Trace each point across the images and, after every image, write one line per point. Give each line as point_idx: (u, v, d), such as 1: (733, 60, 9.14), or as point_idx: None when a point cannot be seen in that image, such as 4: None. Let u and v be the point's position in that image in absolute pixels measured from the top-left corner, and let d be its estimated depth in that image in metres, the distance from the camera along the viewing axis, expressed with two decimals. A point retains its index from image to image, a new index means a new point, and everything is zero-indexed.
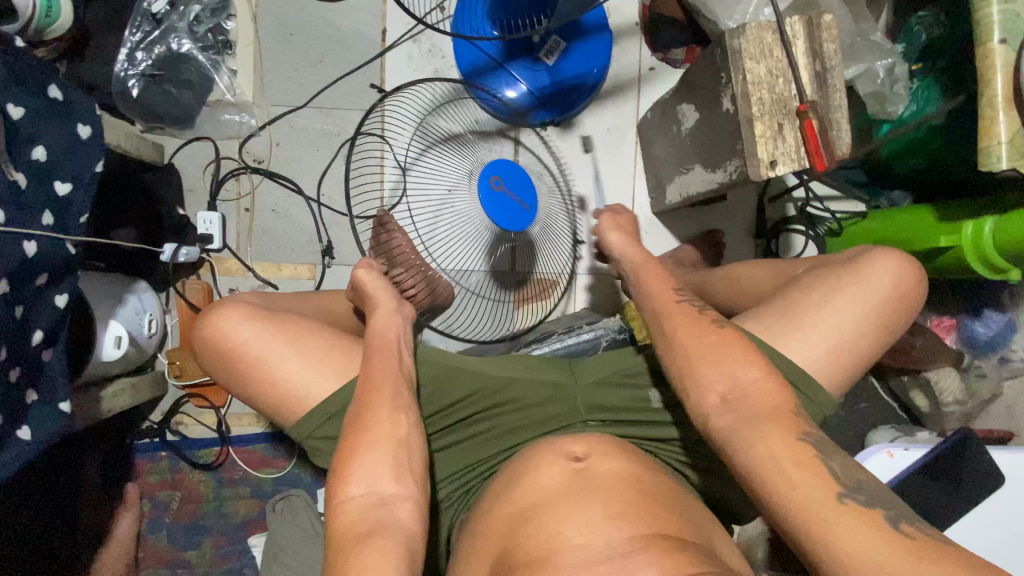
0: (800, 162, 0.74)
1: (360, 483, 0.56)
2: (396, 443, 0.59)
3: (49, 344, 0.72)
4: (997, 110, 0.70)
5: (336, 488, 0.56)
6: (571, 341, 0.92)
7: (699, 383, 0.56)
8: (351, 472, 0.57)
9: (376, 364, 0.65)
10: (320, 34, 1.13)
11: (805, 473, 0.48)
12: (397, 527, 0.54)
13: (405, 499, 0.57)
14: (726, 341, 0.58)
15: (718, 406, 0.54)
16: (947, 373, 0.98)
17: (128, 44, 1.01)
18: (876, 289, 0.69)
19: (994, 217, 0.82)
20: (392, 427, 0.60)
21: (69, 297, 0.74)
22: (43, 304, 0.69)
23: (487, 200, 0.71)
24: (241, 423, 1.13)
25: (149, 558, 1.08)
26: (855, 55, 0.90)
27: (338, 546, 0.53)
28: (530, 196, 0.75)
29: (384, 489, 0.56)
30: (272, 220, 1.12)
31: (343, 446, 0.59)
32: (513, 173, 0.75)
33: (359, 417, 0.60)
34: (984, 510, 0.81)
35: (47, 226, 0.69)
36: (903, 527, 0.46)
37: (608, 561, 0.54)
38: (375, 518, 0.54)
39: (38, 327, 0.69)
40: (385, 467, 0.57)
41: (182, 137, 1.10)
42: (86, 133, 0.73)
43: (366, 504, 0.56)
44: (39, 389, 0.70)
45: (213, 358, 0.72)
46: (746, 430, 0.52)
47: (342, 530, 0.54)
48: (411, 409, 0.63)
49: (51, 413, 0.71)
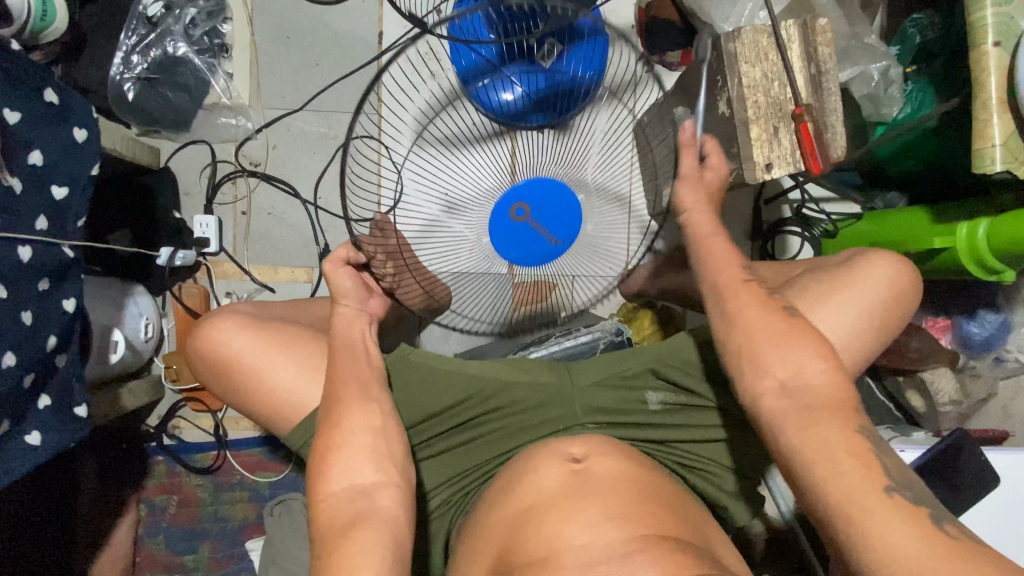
0: (795, 165, 0.75)
1: (340, 477, 0.58)
2: (372, 434, 0.61)
3: (62, 348, 0.72)
4: (991, 113, 0.71)
5: (316, 485, 0.58)
6: (568, 343, 0.92)
7: (759, 369, 0.57)
8: (330, 467, 0.59)
9: (343, 359, 0.67)
10: (317, 37, 1.13)
11: (857, 463, 0.50)
12: (380, 515, 0.56)
13: (388, 487, 0.59)
14: (791, 329, 0.58)
15: (775, 391, 0.56)
16: (940, 373, 0.99)
17: (123, 48, 1.01)
18: (871, 291, 0.69)
19: (987, 219, 0.83)
20: (366, 419, 0.62)
21: (77, 301, 0.74)
22: (53, 309, 0.70)
23: (503, 230, 0.83)
24: (238, 426, 1.12)
25: (146, 562, 1.08)
26: (849, 57, 0.89)
27: (323, 537, 0.55)
28: (562, 229, 0.83)
29: (363, 479, 0.58)
30: (269, 224, 1.12)
31: (319, 442, 0.61)
32: (545, 205, 0.82)
33: (332, 412, 0.62)
34: (982, 510, 0.82)
35: (39, 231, 0.68)
36: (948, 528, 0.48)
37: (610, 561, 0.54)
38: (357, 509, 0.56)
39: (51, 332, 0.70)
40: (362, 457, 0.59)
41: (178, 141, 1.10)
42: (83, 136, 0.73)
43: (347, 497, 0.57)
44: (50, 392, 0.71)
45: (208, 365, 0.72)
46: (802, 419, 0.53)
47: (326, 524, 0.56)
48: (381, 400, 0.65)
49: (65, 417, 0.72)
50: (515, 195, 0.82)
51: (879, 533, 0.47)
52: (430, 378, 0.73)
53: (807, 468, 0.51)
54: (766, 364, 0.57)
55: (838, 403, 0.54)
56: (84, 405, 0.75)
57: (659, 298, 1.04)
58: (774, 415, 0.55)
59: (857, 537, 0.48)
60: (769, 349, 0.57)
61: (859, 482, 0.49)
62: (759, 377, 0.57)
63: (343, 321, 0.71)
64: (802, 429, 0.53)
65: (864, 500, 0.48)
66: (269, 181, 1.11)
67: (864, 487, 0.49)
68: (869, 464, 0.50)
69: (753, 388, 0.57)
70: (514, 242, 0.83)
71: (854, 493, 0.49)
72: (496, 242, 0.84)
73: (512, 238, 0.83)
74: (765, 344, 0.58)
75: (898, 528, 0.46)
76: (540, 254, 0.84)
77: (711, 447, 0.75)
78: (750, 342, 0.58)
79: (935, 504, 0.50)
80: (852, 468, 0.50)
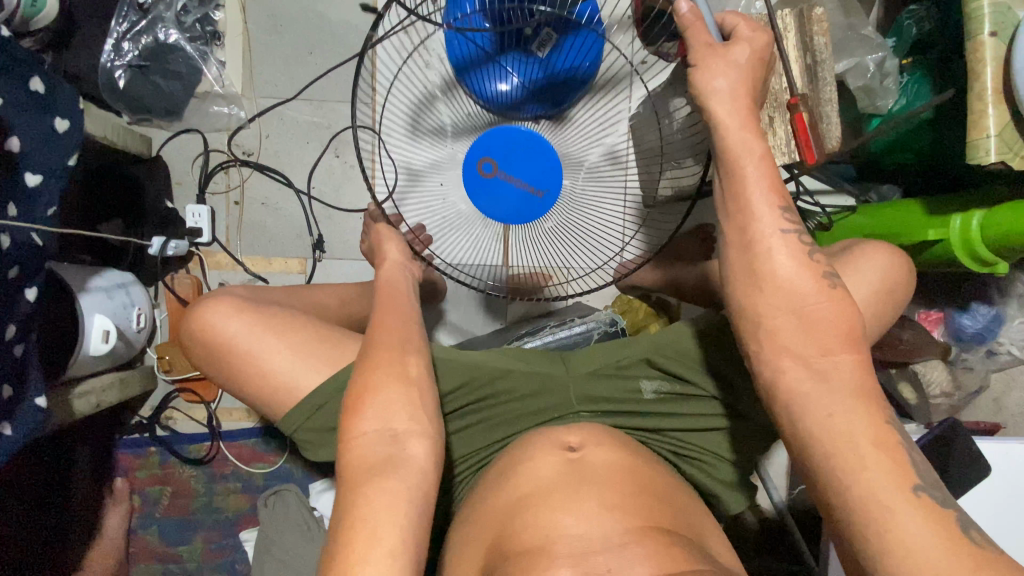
0: (790, 156, 0.76)
1: (374, 419, 0.56)
2: (407, 383, 0.59)
3: (22, 336, 0.70)
4: (986, 103, 0.71)
5: (347, 423, 0.56)
6: (563, 334, 0.92)
7: (772, 361, 0.57)
8: (365, 407, 0.57)
9: (386, 315, 0.66)
10: (311, 25, 1.11)
11: (870, 449, 0.51)
12: (410, 465, 0.55)
13: (419, 435, 0.57)
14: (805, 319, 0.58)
15: (788, 371, 0.56)
16: (932, 365, 1.00)
17: (114, 35, 1.00)
18: (865, 283, 0.69)
19: (981, 211, 0.83)
20: (402, 369, 0.60)
21: (40, 291, 0.72)
22: (13, 300, 0.68)
23: (475, 184, 0.81)
24: (232, 417, 1.11)
25: (140, 553, 1.08)
26: (845, 48, 0.91)
27: (352, 478, 0.54)
28: (538, 177, 0.81)
29: (397, 425, 0.56)
30: (262, 213, 1.11)
31: (356, 382, 0.59)
32: (514, 156, 0.80)
33: (369, 357, 0.60)
34: (972, 501, 0.82)
35: (12, 217, 0.67)
36: (974, 534, 0.48)
37: (603, 552, 0.55)
38: (387, 453, 0.55)
39: (11, 322, 0.68)
40: (397, 404, 0.57)
41: (171, 129, 1.10)
42: (64, 127, 0.71)
43: (378, 439, 0.55)
44: (14, 383, 0.70)
45: (202, 351, 0.72)
46: (808, 402, 0.54)
47: (355, 464, 0.54)
48: (419, 352, 0.63)
49: (30, 408, 0.71)
50: (481, 150, 0.81)
51: (896, 533, 0.48)
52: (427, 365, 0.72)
53: (830, 458, 0.52)
54: (793, 355, 0.56)
55: (865, 392, 0.54)
56: (45, 396, 0.73)
57: (653, 290, 1.03)
58: (784, 404, 0.56)
59: (876, 537, 0.48)
60: (799, 347, 0.56)
61: (886, 480, 0.50)
62: (783, 368, 0.56)
63: (385, 280, 0.72)
64: (829, 416, 0.53)
65: (884, 496, 0.49)
66: (262, 170, 1.10)
67: (879, 478, 0.50)
68: (894, 458, 0.51)
69: (775, 363, 0.57)
70: (491, 198, 0.81)
71: (880, 493, 0.49)
72: (479, 204, 0.82)
73: (487, 195, 0.81)
74: (793, 342, 0.56)
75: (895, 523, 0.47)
76: (523, 207, 0.81)
77: (705, 436, 0.75)
78: (784, 343, 0.57)
79: (959, 507, 0.50)
80: (872, 458, 0.51)
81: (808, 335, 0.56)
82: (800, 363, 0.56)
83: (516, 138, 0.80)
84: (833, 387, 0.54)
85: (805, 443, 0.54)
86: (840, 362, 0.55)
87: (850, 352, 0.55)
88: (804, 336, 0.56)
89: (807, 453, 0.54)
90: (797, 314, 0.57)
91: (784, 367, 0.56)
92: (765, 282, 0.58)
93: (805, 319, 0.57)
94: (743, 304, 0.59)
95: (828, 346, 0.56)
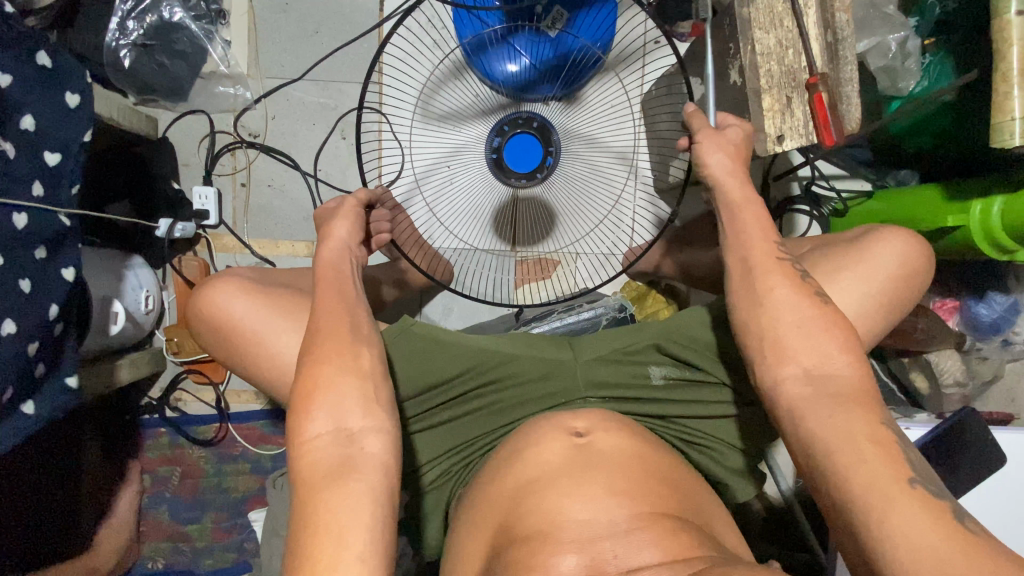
0: (808, 138, 0.74)
1: (326, 419, 0.55)
2: (360, 377, 0.57)
3: (60, 317, 0.71)
4: (1011, 84, 0.67)
5: (296, 428, 0.55)
6: (570, 319, 0.92)
7: (785, 353, 0.56)
8: (316, 408, 0.55)
9: (326, 304, 0.60)
10: (317, 3, 1.09)
11: (881, 448, 0.50)
12: (370, 461, 0.54)
13: (377, 433, 0.55)
14: (811, 312, 0.57)
15: (799, 366, 0.55)
16: (947, 355, 0.97)
17: (118, 14, 0.98)
18: (882, 270, 0.68)
19: (1003, 197, 0.80)
20: (355, 361, 0.57)
21: (76, 270, 0.73)
22: (52, 279, 0.69)
23: (511, 154, 0.74)
24: (241, 399, 1.13)
25: (151, 531, 1.10)
26: (866, 27, 0.88)
27: (307, 485, 0.52)
28: (522, 143, 0.74)
29: (351, 424, 0.55)
30: (270, 196, 1.11)
31: (302, 387, 0.56)
32: (520, 150, 0.74)
33: (310, 352, 0.57)
34: (992, 494, 0.81)
35: (35, 197, 0.67)
36: (968, 523, 0.47)
37: (612, 537, 0.55)
38: (344, 455, 0.53)
39: (53, 301, 0.69)
40: (352, 400, 0.56)
41: (176, 110, 1.09)
42: (75, 102, 0.70)
43: (332, 441, 0.54)
44: (47, 361, 0.70)
45: (208, 331, 0.72)
46: (820, 402, 0.53)
47: (310, 470, 0.53)
48: (372, 342, 0.60)
49: (59, 389, 0.72)
50: (527, 147, 0.74)
51: (898, 522, 0.46)
52: (435, 349, 0.71)
53: (830, 448, 0.51)
54: (791, 351, 0.56)
55: (861, 381, 0.54)
56: (73, 376, 0.74)
57: (664, 277, 1.01)
58: (803, 401, 0.54)
59: (877, 529, 0.46)
60: (795, 337, 0.56)
61: (884, 472, 0.49)
62: (781, 364, 0.56)
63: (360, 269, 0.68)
64: (828, 415, 0.52)
65: (884, 486, 0.48)
66: (268, 153, 1.09)
67: (888, 479, 0.48)
68: (897, 454, 0.50)
69: (775, 373, 0.56)
70: (518, 154, 0.74)
71: (879, 483, 0.48)
72: (514, 158, 0.74)
73: (517, 153, 0.74)
74: (791, 332, 0.57)
75: (895, 518, 0.46)
76: (521, 151, 0.74)
77: (714, 423, 0.74)
78: (781, 332, 0.57)
79: (954, 498, 0.49)
80: (876, 456, 0.50)
81: (809, 323, 0.56)
82: (805, 355, 0.56)
83: (536, 142, 0.74)
84: (830, 380, 0.54)
85: (811, 443, 0.53)
86: (844, 355, 0.55)
87: (853, 345, 0.55)
88: (806, 329, 0.56)
89: (808, 445, 0.53)
90: (797, 301, 0.57)
91: (788, 355, 0.56)
92: (759, 273, 0.59)
93: (798, 315, 0.57)
94: (757, 288, 0.59)
95: (832, 342, 0.55)
